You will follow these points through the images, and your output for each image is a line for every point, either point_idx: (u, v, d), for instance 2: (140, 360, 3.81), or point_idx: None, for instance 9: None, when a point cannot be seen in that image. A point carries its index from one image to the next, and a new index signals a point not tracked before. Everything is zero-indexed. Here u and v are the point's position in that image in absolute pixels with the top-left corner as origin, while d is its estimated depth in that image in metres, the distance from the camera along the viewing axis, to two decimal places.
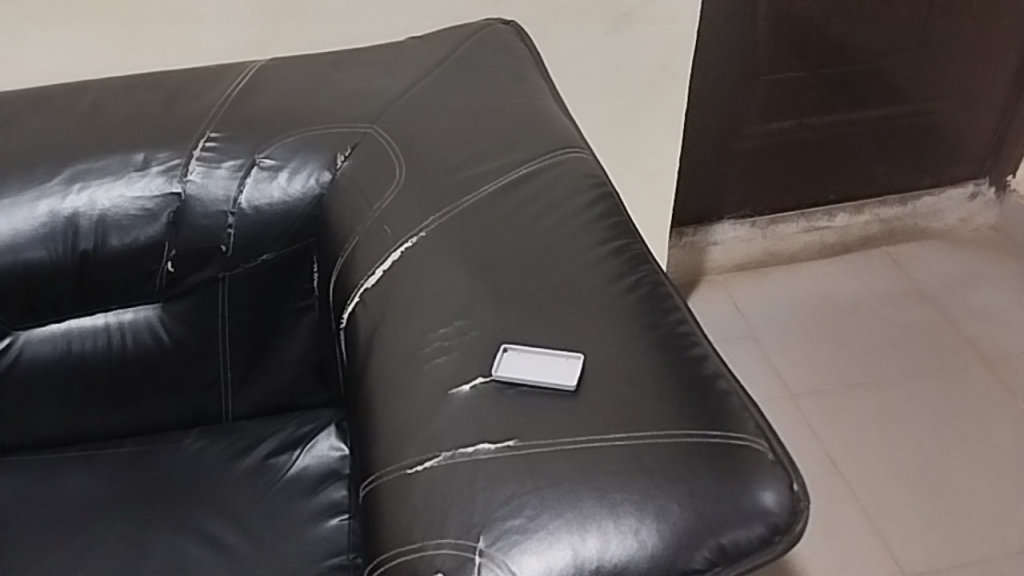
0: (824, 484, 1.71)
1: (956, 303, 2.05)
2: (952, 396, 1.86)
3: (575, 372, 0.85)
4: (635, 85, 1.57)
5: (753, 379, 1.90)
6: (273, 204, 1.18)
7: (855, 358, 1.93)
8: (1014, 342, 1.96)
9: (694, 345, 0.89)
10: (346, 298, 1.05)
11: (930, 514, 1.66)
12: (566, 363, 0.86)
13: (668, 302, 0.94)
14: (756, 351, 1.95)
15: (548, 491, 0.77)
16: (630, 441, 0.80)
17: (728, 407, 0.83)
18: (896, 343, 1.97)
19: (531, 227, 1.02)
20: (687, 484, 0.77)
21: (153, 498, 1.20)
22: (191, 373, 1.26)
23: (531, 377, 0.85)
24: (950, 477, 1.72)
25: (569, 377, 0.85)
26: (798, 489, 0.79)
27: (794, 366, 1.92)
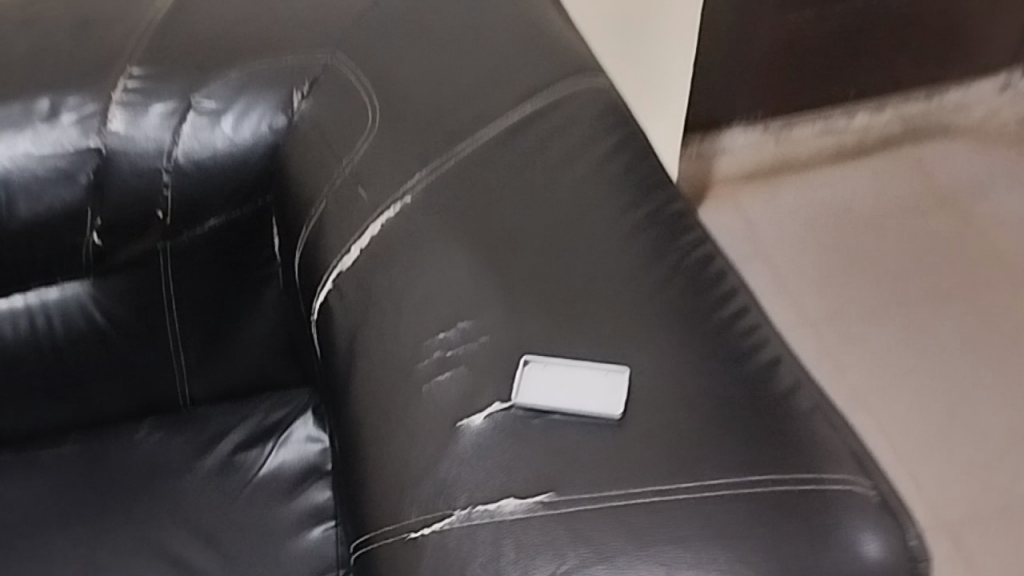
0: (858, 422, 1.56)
1: (985, 207, 1.85)
2: (986, 317, 1.69)
3: (621, 393, 0.66)
4: None
5: (769, 305, 1.71)
6: (217, 157, 0.95)
7: (880, 278, 1.75)
8: None
9: (761, 343, 0.71)
10: (317, 284, 0.85)
11: (966, 457, 1.52)
12: (606, 380, 0.67)
13: (724, 285, 0.74)
14: (770, 271, 1.76)
15: (598, 569, 0.59)
16: (700, 495, 0.62)
17: (816, 434, 0.65)
18: (920, 260, 1.77)
19: (543, 189, 0.81)
20: (781, 553, 0.60)
21: (104, 507, 1.01)
22: (138, 358, 1.06)
23: (563, 403, 0.66)
24: (987, 409, 1.57)
25: (614, 402, 0.66)
26: (916, 544, 0.62)
27: (814, 289, 1.73)
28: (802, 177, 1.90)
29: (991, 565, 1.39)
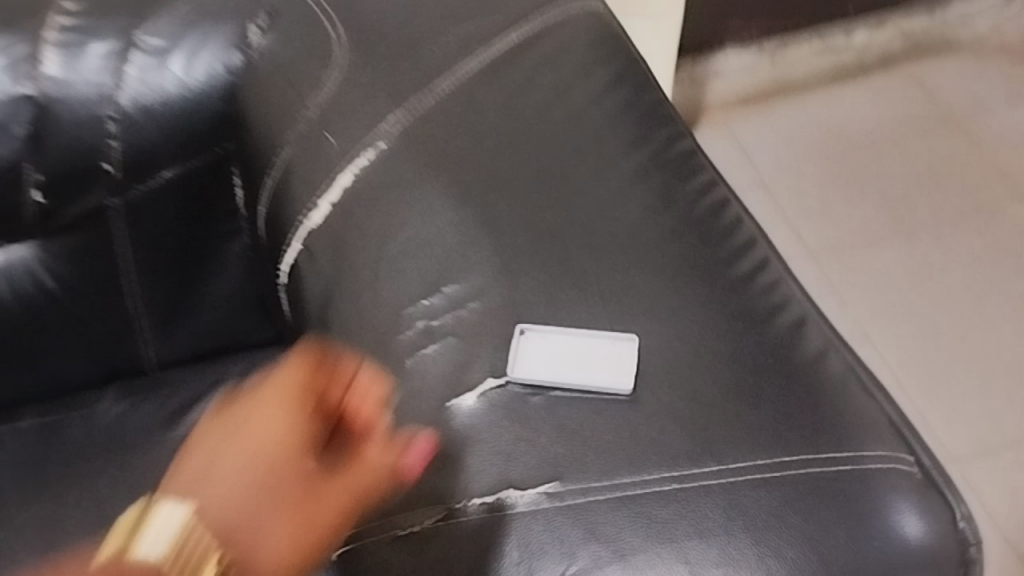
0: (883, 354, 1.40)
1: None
2: None
3: (629, 363, 0.59)
4: None
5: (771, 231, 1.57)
6: (168, 100, 0.85)
7: None
8: None
9: (785, 301, 0.63)
10: (283, 241, 0.77)
11: None
12: (613, 350, 0.60)
13: (741, 235, 0.66)
14: None
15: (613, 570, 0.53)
16: (724, 482, 0.55)
17: (849, 404, 0.58)
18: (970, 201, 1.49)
19: (534, 131, 0.73)
20: (821, 544, 0.53)
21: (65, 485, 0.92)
22: (96, 324, 0.97)
23: (565, 377, 0.59)
24: None
25: (622, 374, 0.59)
26: (965, 527, 0.55)
27: (830, 219, 1.48)
28: (812, 97, 1.66)
29: None
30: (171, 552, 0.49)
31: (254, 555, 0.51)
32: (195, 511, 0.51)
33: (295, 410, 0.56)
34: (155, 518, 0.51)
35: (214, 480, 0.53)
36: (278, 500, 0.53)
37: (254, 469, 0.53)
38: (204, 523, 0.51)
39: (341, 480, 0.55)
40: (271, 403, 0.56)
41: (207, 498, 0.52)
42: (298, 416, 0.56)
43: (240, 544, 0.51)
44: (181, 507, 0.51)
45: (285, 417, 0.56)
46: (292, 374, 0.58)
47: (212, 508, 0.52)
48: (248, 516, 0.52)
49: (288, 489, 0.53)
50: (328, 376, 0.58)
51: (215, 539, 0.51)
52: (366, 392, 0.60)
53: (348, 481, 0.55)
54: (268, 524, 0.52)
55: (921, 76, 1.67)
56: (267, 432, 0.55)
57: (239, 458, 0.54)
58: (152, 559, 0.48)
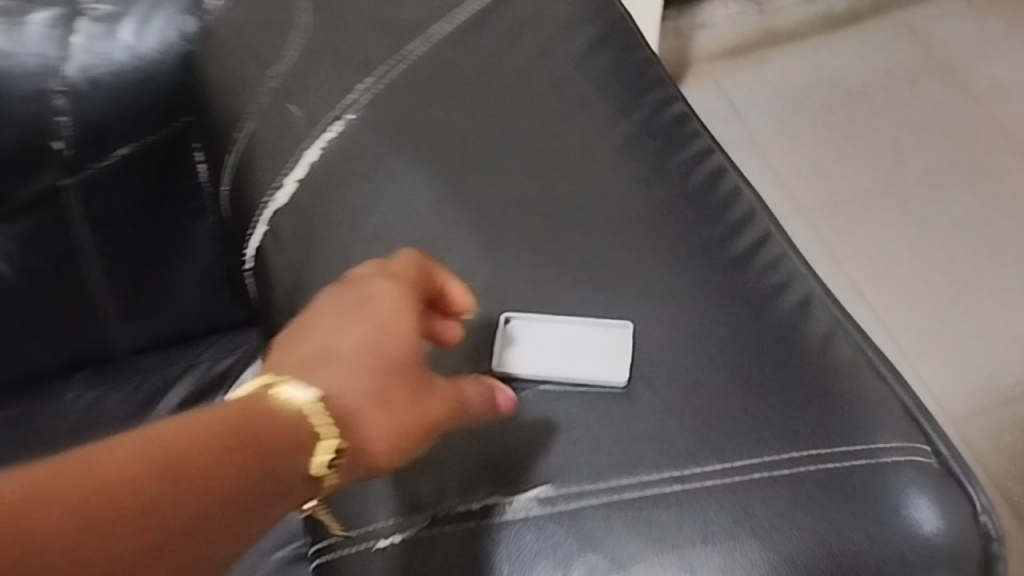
0: None
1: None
2: None
3: (624, 352, 0.56)
4: None
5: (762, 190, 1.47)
6: (119, 72, 0.78)
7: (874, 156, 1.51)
8: None
9: (788, 279, 0.59)
10: (250, 221, 0.73)
11: None
12: (605, 338, 0.57)
13: (739, 207, 0.62)
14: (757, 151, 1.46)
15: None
16: (729, 481, 0.51)
17: (860, 390, 0.54)
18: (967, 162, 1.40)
19: (515, 98, 0.68)
20: (836, 544, 0.49)
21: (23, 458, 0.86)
22: (58, 314, 0.91)
23: (555, 370, 0.56)
24: None
25: (616, 364, 0.56)
26: (988, 520, 0.51)
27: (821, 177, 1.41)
28: (803, 46, 1.56)
29: None
30: (300, 429, 0.42)
31: (361, 450, 0.45)
32: (320, 388, 0.44)
33: (411, 308, 0.51)
34: (280, 388, 0.43)
35: (327, 360, 0.46)
36: (394, 394, 0.47)
37: (374, 357, 0.47)
38: (331, 405, 0.44)
39: (443, 392, 0.50)
40: (388, 292, 0.51)
41: (326, 379, 0.45)
42: (414, 315, 0.50)
43: (353, 437, 0.45)
44: (309, 383, 0.44)
45: (405, 312, 0.50)
46: (401, 270, 0.53)
47: (328, 389, 0.45)
48: (367, 405, 0.46)
49: (402, 386, 0.48)
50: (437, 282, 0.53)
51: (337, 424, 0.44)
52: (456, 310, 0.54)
53: (447, 393, 0.50)
54: (382, 420, 0.46)
55: (916, 22, 1.56)
56: (385, 320, 0.49)
57: (355, 342, 0.47)
58: (281, 432, 0.41)
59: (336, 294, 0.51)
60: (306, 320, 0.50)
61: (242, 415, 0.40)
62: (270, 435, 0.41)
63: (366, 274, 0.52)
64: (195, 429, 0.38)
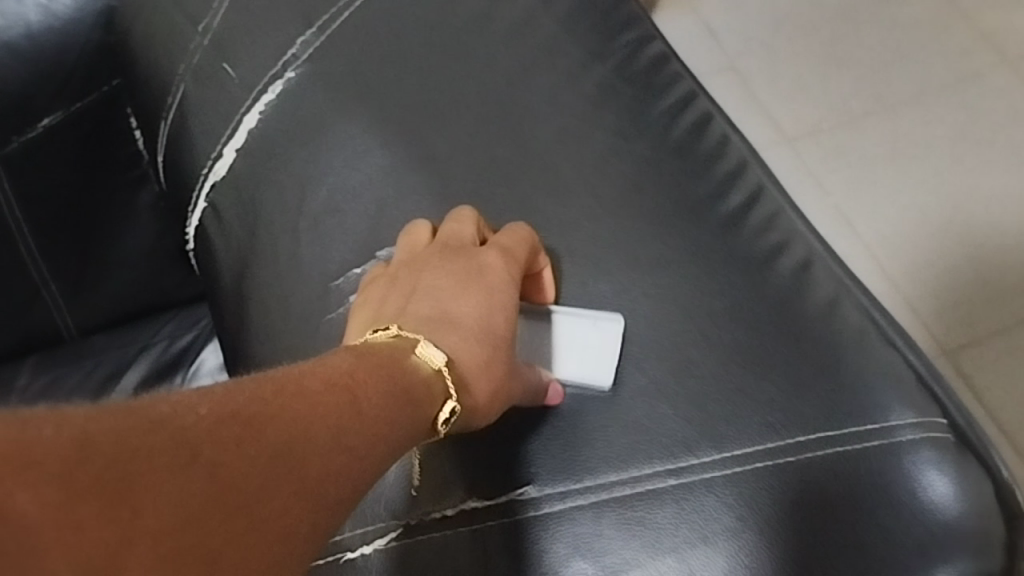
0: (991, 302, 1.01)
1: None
2: None
3: (609, 348, 0.50)
4: None
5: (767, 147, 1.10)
6: (34, 35, 0.71)
7: None
8: None
9: (785, 239, 0.53)
10: (190, 193, 0.67)
11: None
12: (592, 332, 0.51)
13: (730, 158, 0.56)
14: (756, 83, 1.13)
15: None
16: (729, 474, 0.47)
17: (867, 359, 0.49)
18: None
19: (473, 45, 0.61)
20: (850, 536, 0.45)
21: None
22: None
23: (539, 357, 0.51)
24: None
25: (603, 362, 0.50)
26: (1011, 497, 0.47)
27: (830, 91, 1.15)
28: None
29: None
30: (431, 385, 0.41)
31: (469, 416, 0.43)
32: (445, 352, 0.43)
33: (516, 278, 0.48)
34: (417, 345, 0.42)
35: (448, 322, 0.44)
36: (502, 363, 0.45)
37: (488, 325, 0.45)
38: (457, 368, 0.42)
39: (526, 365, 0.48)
40: (495, 261, 0.48)
41: (449, 341, 0.43)
42: (517, 287, 0.48)
43: (467, 402, 0.43)
44: (436, 343, 0.43)
45: (510, 283, 0.48)
46: (509, 246, 0.49)
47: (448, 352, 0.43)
48: (483, 372, 0.44)
49: (509, 354, 0.46)
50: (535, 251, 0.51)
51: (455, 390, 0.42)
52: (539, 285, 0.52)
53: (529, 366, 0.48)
54: (493, 385, 0.44)
55: None
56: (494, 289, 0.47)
57: (470, 307, 0.45)
58: (419, 385, 0.40)
59: (443, 255, 0.49)
60: (417, 278, 0.48)
61: (388, 364, 0.39)
62: (411, 385, 0.40)
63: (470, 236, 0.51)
64: (357, 374, 0.37)
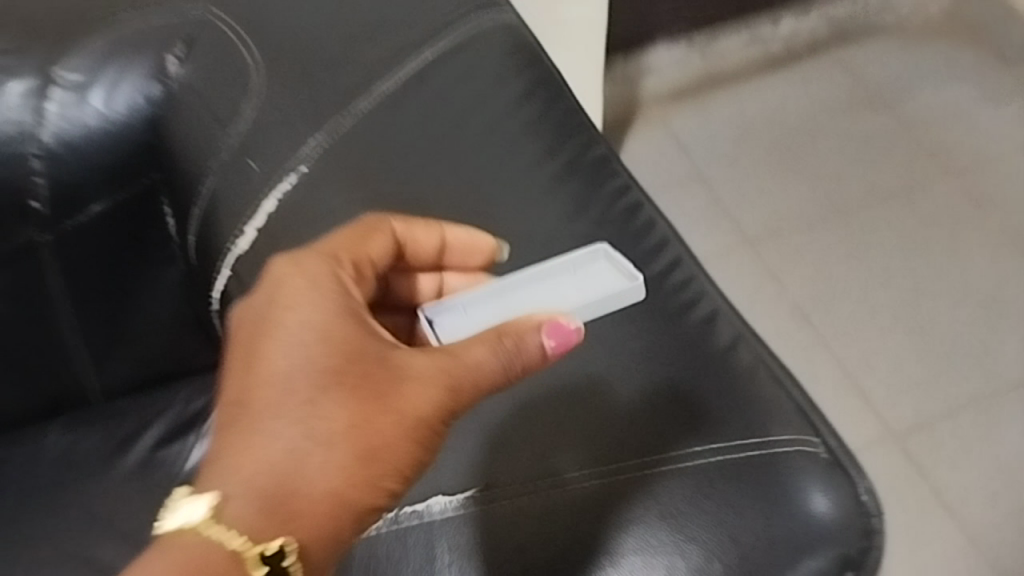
0: (791, 199, 1.64)
1: (983, 124, 1.72)
2: (940, 221, 1.61)
3: (605, 268, 0.58)
4: None
5: (692, 233, 1.62)
6: (88, 134, 0.85)
7: (815, 176, 1.67)
8: (995, 144, 1.69)
9: (698, 299, 0.68)
10: (213, 263, 0.81)
11: (932, 372, 1.45)
12: (576, 271, 0.58)
13: (654, 236, 0.72)
14: (688, 196, 1.66)
15: (544, 559, 0.61)
16: (644, 473, 0.61)
17: (754, 391, 0.64)
18: (913, 173, 1.67)
19: (453, 147, 0.77)
20: (733, 523, 0.59)
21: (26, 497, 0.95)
22: (19, 345, 0.95)
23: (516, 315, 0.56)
24: (954, 332, 1.49)
25: (613, 277, 0.58)
26: (867, 500, 0.61)
27: (760, 202, 1.64)
28: (757, 83, 1.80)
29: (974, 505, 1.34)
30: (209, 543, 0.51)
31: (327, 507, 0.52)
32: (258, 486, 0.52)
33: (328, 326, 0.55)
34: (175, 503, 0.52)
35: (264, 438, 0.53)
36: (338, 452, 0.52)
37: (302, 422, 0.53)
38: (260, 488, 0.52)
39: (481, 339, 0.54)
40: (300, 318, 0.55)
41: (262, 455, 0.52)
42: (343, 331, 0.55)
43: (296, 500, 0.52)
44: (205, 491, 0.52)
45: (323, 338, 0.55)
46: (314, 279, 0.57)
47: (261, 466, 0.52)
48: (314, 481, 0.52)
49: (340, 414, 0.53)
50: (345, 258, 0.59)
51: (274, 503, 0.51)
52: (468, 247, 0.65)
53: (449, 364, 0.54)
54: (326, 482, 0.52)
55: (849, 59, 1.82)
56: (292, 358, 0.54)
57: (269, 398, 0.54)
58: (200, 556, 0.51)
59: (241, 339, 0.57)
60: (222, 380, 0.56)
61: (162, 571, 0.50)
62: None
63: (279, 279, 0.57)
64: None
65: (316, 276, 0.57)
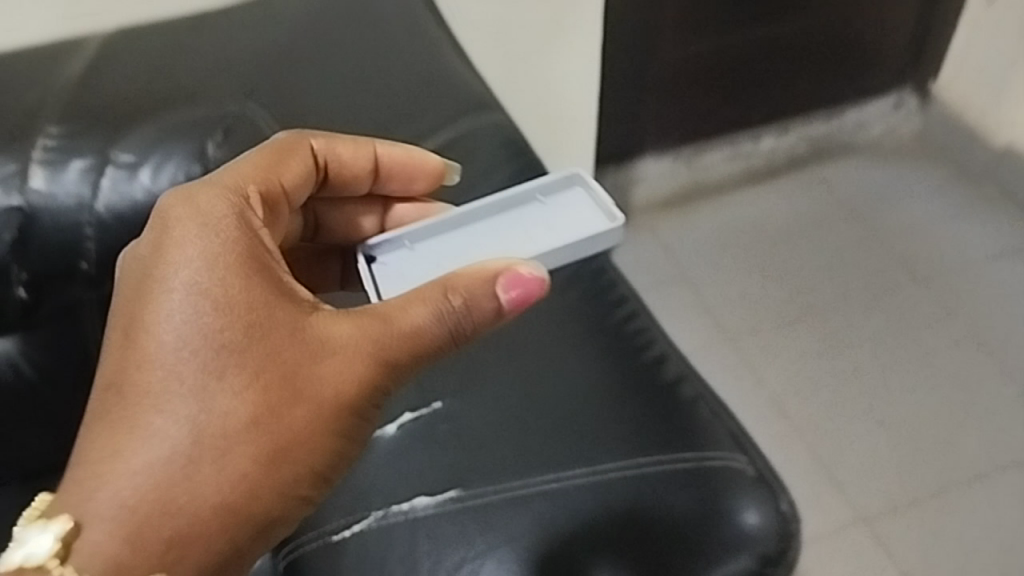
0: (770, 297, 1.77)
1: (952, 236, 1.84)
2: (910, 324, 1.72)
3: (565, 210, 0.76)
4: (549, 46, 1.39)
5: (678, 328, 1.73)
6: (137, 207, 0.98)
7: (792, 280, 1.79)
8: (962, 254, 1.82)
9: (651, 343, 0.85)
10: None
11: (899, 462, 1.53)
12: (528, 215, 0.76)
13: (614, 295, 0.88)
14: (676, 296, 1.77)
15: (518, 546, 0.76)
16: (595, 476, 0.78)
17: (694, 417, 0.80)
18: (883, 277, 1.79)
19: None
20: (669, 518, 0.75)
21: None
22: (50, 384, 1.04)
23: (468, 269, 0.66)
24: (921, 424, 1.58)
25: (579, 217, 0.75)
26: (787, 509, 0.77)
27: (741, 301, 1.76)
28: (740, 195, 1.93)
29: None
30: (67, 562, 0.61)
31: (221, 493, 0.63)
32: (148, 483, 0.62)
33: (224, 303, 0.65)
34: (26, 532, 0.62)
35: (150, 437, 0.62)
36: (241, 445, 0.63)
37: (192, 420, 0.63)
38: (152, 484, 0.62)
39: (410, 303, 0.65)
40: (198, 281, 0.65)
41: (154, 452, 0.62)
42: (244, 296, 0.65)
43: (188, 490, 0.62)
44: (60, 519, 0.62)
45: (222, 314, 0.64)
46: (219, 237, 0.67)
47: (169, 453, 0.62)
48: (212, 471, 0.62)
49: (237, 406, 0.63)
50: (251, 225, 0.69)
51: (166, 502, 0.62)
52: (404, 163, 0.82)
53: (375, 335, 0.65)
54: (225, 473, 0.63)
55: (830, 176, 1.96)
56: (188, 342, 0.64)
57: (164, 391, 0.63)
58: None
59: (138, 318, 0.65)
60: (110, 360, 0.66)
61: None
62: None
63: (173, 240, 0.67)
64: None
65: (220, 250, 0.66)
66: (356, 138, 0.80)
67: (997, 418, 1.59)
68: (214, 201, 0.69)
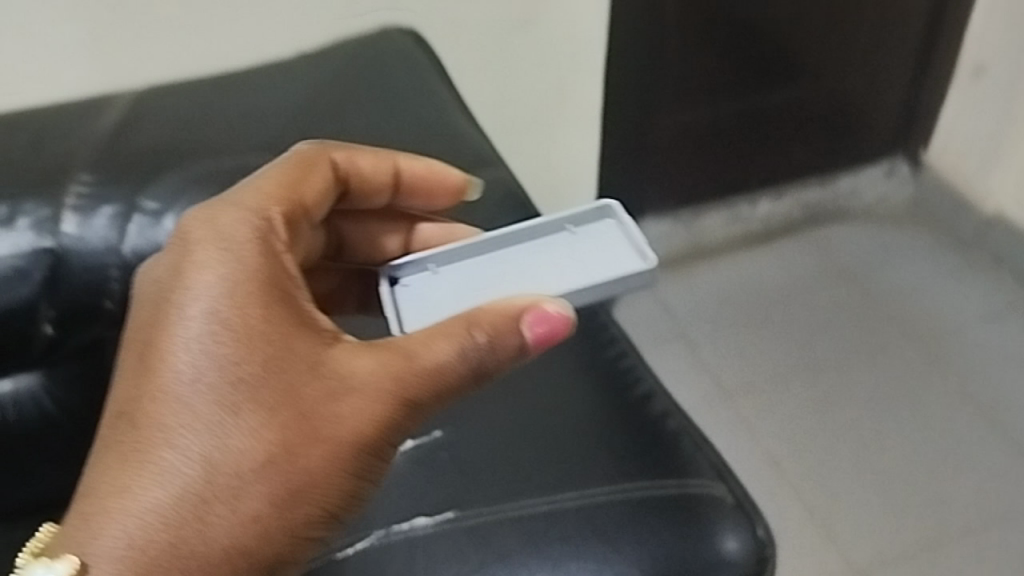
0: (766, 355, 1.81)
1: (944, 300, 1.89)
2: (903, 384, 1.76)
3: (602, 245, 0.78)
4: (553, 109, 1.48)
5: (677, 385, 1.77)
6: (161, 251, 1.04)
7: (788, 339, 1.84)
8: (953, 316, 1.86)
9: (639, 380, 0.93)
10: None
11: (892, 517, 1.56)
12: (562, 247, 0.78)
13: (608, 335, 0.97)
14: (676, 354, 1.82)
15: (512, 560, 0.78)
16: (583, 500, 0.82)
17: (678, 448, 0.86)
18: (877, 338, 1.84)
19: None
20: (651, 538, 0.79)
21: None
22: (72, 421, 1.06)
23: (493, 306, 0.68)
24: (913, 480, 1.61)
25: (618, 256, 0.77)
26: (763, 535, 0.82)
27: (739, 360, 1.81)
28: (739, 257, 1.98)
29: None
30: None
31: (230, 531, 0.65)
32: (158, 521, 0.64)
33: (243, 339, 0.67)
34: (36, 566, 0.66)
35: (162, 476, 0.65)
36: (252, 484, 0.65)
37: (202, 458, 0.65)
38: (162, 522, 0.64)
39: (432, 341, 0.67)
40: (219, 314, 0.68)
41: (166, 490, 0.65)
42: (266, 330, 0.68)
43: (197, 528, 0.64)
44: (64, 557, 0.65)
45: (240, 350, 0.67)
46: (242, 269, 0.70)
47: (180, 489, 0.65)
48: (223, 508, 0.65)
49: (247, 443, 0.65)
50: (272, 254, 0.72)
51: (176, 540, 0.64)
52: (423, 174, 0.87)
53: (393, 374, 0.67)
54: (235, 511, 0.65)
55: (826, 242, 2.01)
56: (206, 379, 0.67)
57: (177, 430, 0.66)
58: None
59: (159, 354, 0.68)
60: (131, 398, 0.69)
61: None
62: None
63: (196, 275, 0.70)
64: None
65: (240, 286, 0.69)
66: (378, 151, 0.85)
67: (987, 476, 1.62)
68: (240, 231, 0.72)
